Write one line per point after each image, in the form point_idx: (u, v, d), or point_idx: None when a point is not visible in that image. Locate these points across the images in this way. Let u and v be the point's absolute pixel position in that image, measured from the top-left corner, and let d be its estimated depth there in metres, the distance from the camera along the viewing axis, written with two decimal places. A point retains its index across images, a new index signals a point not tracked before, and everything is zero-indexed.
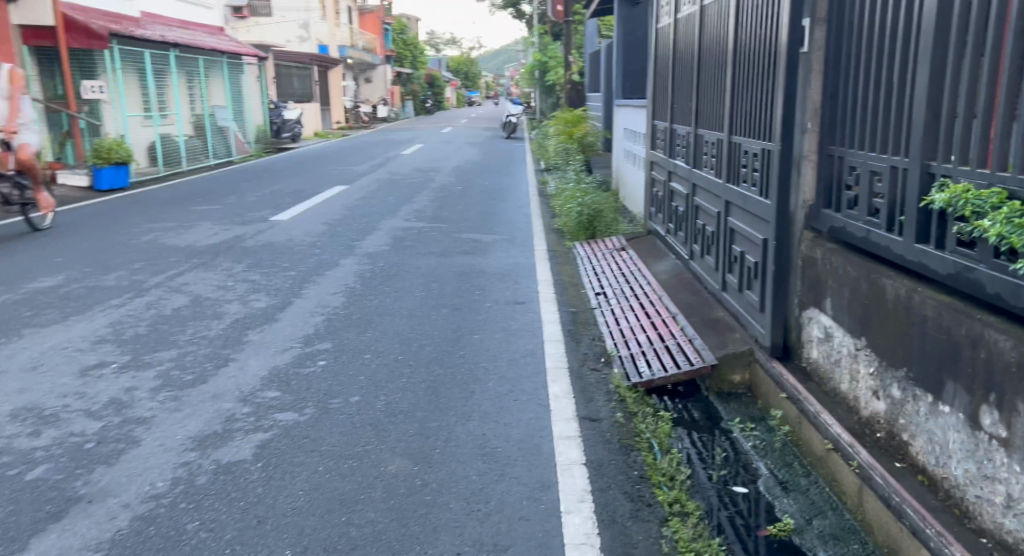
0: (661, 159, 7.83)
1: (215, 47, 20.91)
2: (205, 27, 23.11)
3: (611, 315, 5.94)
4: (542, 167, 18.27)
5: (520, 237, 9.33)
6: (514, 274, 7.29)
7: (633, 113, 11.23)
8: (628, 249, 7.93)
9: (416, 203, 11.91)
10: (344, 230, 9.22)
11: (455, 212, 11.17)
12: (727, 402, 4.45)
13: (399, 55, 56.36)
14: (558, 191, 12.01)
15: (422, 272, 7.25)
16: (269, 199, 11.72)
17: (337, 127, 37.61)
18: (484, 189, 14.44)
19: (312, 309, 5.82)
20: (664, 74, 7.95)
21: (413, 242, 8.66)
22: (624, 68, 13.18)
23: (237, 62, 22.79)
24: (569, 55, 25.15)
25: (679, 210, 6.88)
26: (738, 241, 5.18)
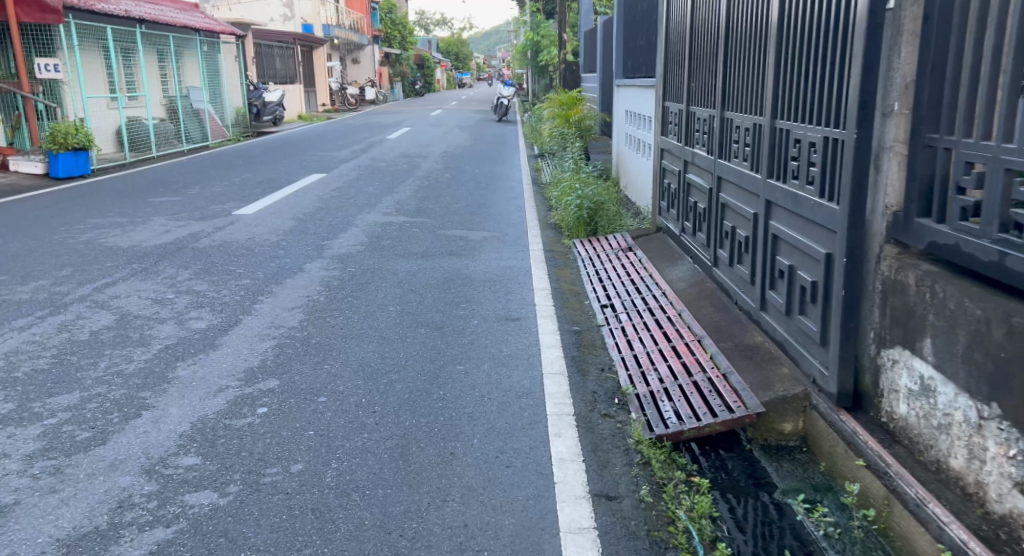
0: (674, 147, 6.87)
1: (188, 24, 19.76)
2: (177, 4, 21.91)
3: (620, 335, 4.97)
4: (535, 152, 17.30)
5: (513, 233, 8.35)
6: (506, 280, 6.32)
7: (636, 94, 10.23)
8: (636, 250, 6.97)
9: (398, 194, 10.88)
10: (314, 226, 8.22)
11: (440, 204, 10.16)
12: (777, 461, 3.49)
13: (388, 36, 55.09)
14: (553, 181, 11.01)
15: (400, 279, 6.25)
16: (236, 189, 10.68)
17: (323, 110, 36.49)
18: (474, 177, 13.43)
19: (263, 329, 4.83)
20: (677, 49, 6.98)
21: (392, 241, 7.67)
22: (626, 45, 12.15)
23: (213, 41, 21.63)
24: (563, 33, 24.18)
25: (699, 207, 5.93)
26: (784, 250, 4.23)
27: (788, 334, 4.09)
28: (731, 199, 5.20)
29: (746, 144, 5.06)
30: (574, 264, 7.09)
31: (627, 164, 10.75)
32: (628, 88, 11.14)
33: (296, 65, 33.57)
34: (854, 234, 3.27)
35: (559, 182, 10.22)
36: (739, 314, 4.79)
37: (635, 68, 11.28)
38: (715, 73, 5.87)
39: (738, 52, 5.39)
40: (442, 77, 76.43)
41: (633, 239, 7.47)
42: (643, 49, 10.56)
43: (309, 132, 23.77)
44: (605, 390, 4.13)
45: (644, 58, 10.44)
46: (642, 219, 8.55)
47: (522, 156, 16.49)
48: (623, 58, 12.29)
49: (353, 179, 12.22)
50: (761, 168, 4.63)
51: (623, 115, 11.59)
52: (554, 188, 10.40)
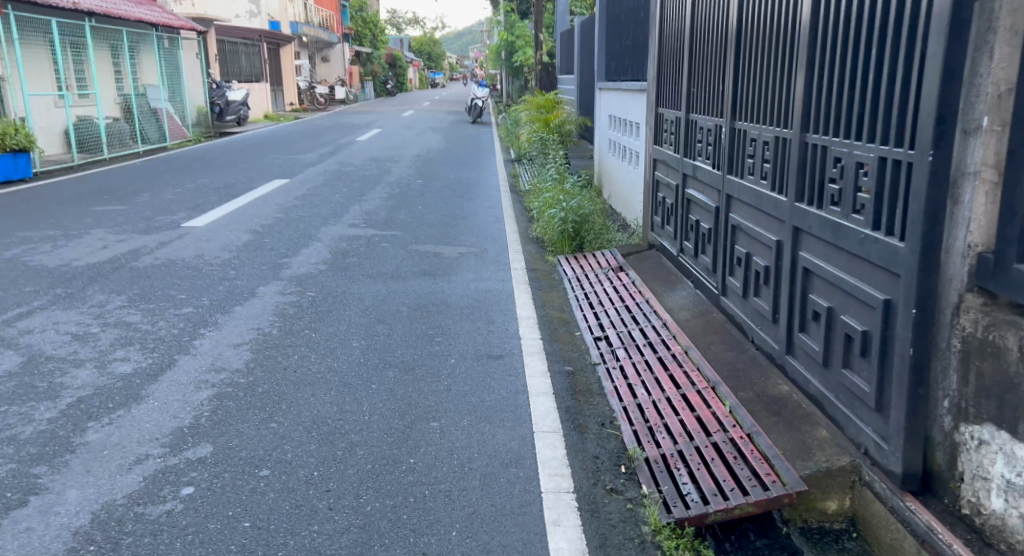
0: (671, 158, 6.26)
1: (143, 19, 18.81)
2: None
3: (620, 378, 4.32)
4: (512, 157, 16.66)
5: (492, 249, 7.68)
6: (486, 308, 5.64)
7: (622, 98, 9.63)
8: (630, 273, 6.34)
9: (366, 203, 10.14)
10: (272, 241, 7.48)
11: (412, 214, 9.46)
12: (823, 553, 2.85)
13: (359, 35, 54.18)
14: (534, 191, 10.35)
15: (365, 305, 5.54)
16: (190, 197, 9.89)
17: (291, 110, 35.57)
18: (449, 184, 12.73)
19: (200, 374, 4.10)
20: (673, 52, 6.38)
21: (358, 259, 6.96)
22: (609, 47, 11.55)
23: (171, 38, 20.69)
24: (539, 33, 23.59)
25: (703, 228, 5.32)
26: (819, 286, 3.63)
27: (826, 387, 3.48)
28: (745, 222, 4.59)
29: (764, 159, 4.46)
30: (561, 287, 6.44)
31: (613, 173, 10.13)
32: (612, 92, 10.54)
33: (262, 63, 32.61)
34: (925, 279, 2.65)
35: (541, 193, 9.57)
36: (758, 357, 4.18)
37: (619, 70, 10.68)
38: (721, 78, 5.28)
39: (750, 55, 4.80)
40: (414, 77, 75.54)
41: (625, 259, 6.85)
42: (628, 50, 9.97)
43: (275, 134, 22.89)
44: (609, 454, 3.47)
45: (629, 60, 9.85)
46: (631, 234, 7.94)
47: (499, 162, 15.82)
48: (606, 60, 11.69)
49: (318, 186, 11.47)
50: (790, 191, 4.03)
51: (607, 121, 10.98)
52: (535, 198, 9.75)
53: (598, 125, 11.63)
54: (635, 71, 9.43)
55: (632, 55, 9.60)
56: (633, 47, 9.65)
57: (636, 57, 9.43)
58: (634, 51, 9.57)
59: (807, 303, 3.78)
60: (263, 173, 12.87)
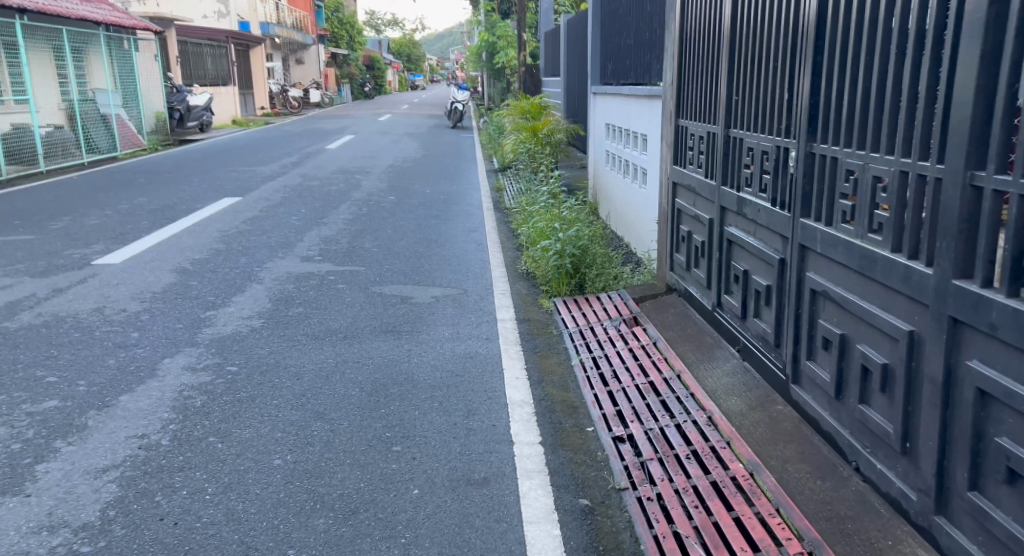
0: (699, 185, 4.93)
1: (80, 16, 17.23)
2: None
3: (663, 521, 2.95)
4: (495, 167, 15.31)
5: (474, 292, 6.31)
6: (467, 387, 4.26)
7: (625, 106, 8.29)
8: (650, 332, 5.00)
9: (326, 229, 8.74)
10: (200, 285, 6.06)
11: (379, 243, 8.07)
12: None
13: (334, 36, 52.82)
14: (524, 213, 8.98)
15: (302, 388, 4.15)
16: (117, 222, 8.44)
17: (262, 114, 34.01)
18: (424, 200, 11.35)
19: (23, 536, 2.68)
20: (703, 50, 4.97)
21: (305, 310, 5.56)
22: (606, 48, 10.23)
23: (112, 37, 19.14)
24: (523, 32, 22.23)
25: (759, 284, 3.98)
26: (1011, 427, 2.30)
27: None
28: (839, 290, 3.26)
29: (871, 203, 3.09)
30: (561, 347, 5.06)
31: (615, 193, 8.79)
32: (612, 98, 9.20)
33: (230, 65, 31.12)
34: None
35: (530, 217, 8.22)
36: (875, 500, 2.86)
37: (619, 74, 9.36)
38: (782, 83, 3.87)
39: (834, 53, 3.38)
40: (393, 79, 74.06)
41: (640, 309, 5.51)
42: (629, 50, 8.66)
43: (240, 141, 21.39)
44: None
45: (631, 63, 8.55)
46: (642, 270, 6.59)
47: (482, 174, 14.46)
48: (603, 63, 10.36)
49: (273, 207, 10.05)
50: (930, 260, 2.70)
51: (605, 133, 9.65)
52: (524, 222, 8.38)
53: (594, 137, 10.29)
54: (639, 74, 8.11)
55: (636, 56, 8.27)
56: (635, 46, 8.33)
57: (640, 58, 8.11)
58: (637, 51, 8.25)
59: (980, 442, 2.45)
60: (215, 189, 11.44)
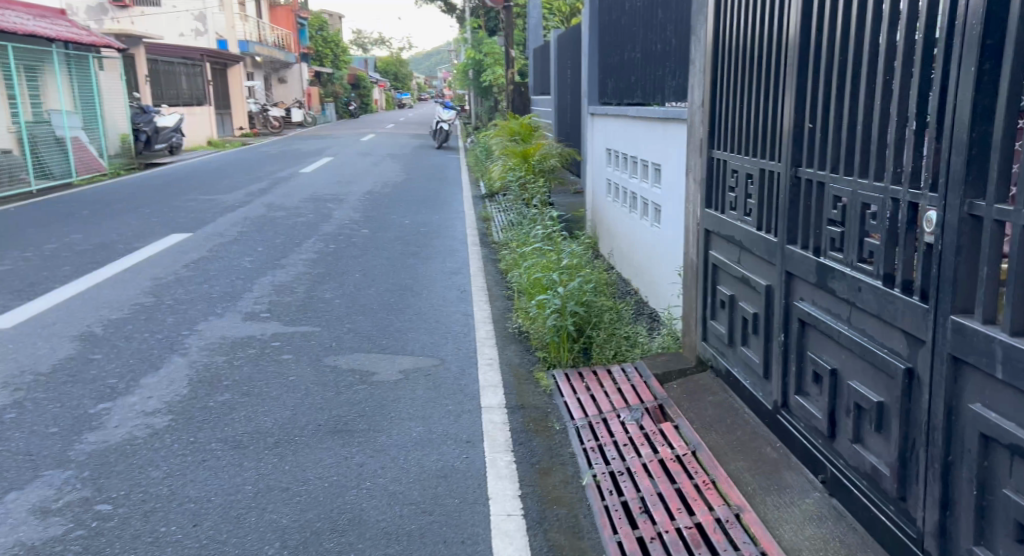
0: (748, 238, 3.63)
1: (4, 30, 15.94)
2: (17, 12, 18.16)
3: None
4: (482, 193, 14.11)
5: (453, 363, 5.04)
6: (438, 537, 3.00)
7: (631, 130, 7.05)
8: (687, 431, 3.73)
9: (282, 274, 7.52)
10: (102, 362, 4.81)
11: (342, 294, 6.84)
12: None
13: (319, 54, 51.91)
14: (515, 254, 7.74)
15: (196, 545, 2.88)
16: (33, 269, 7.18)
17: (240, 136, 32.84)
18: (400, 234, 10.14)
19: None
20: (750, 58, 3.65)
21: (231, 400, 4.31)
22: (603, 64, 9.01)
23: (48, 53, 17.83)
24: (510, 48, 21.16)
25: (864, 397, 2.64)
26: None
27: None
28: None
29: None
30: (565, 453, 3.78)
31: (621, 231, 7.53)
32: (614, 121, 7.97)
33: (206, 84, 30.14)
34: None
35: (522, 261, 6.97)
36: None
37: (622, 93, 8.13)
38: (895, 97, 2.52)
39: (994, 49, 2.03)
40: (380, 98, 73.12)
41: (667, 395, 4.20)
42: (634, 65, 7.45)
43: (211, 165, 20.16)
44: None
45: (635, 80, 7.32)
46: (661, 333, 5.32)
47: (468, 202, 13.23)
48: (600, 82, 9.13)
49: (226, 246, 8.83)
50: None
51: (607, 161, 8.41)
52: (514, 267, 7.14)
53: (594, 165, 9.05)
54: (646, 92, 6.88)
55: (640, 71, 7.04)
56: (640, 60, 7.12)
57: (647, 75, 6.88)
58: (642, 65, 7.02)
59: None
60: (165, 224, 10.26)
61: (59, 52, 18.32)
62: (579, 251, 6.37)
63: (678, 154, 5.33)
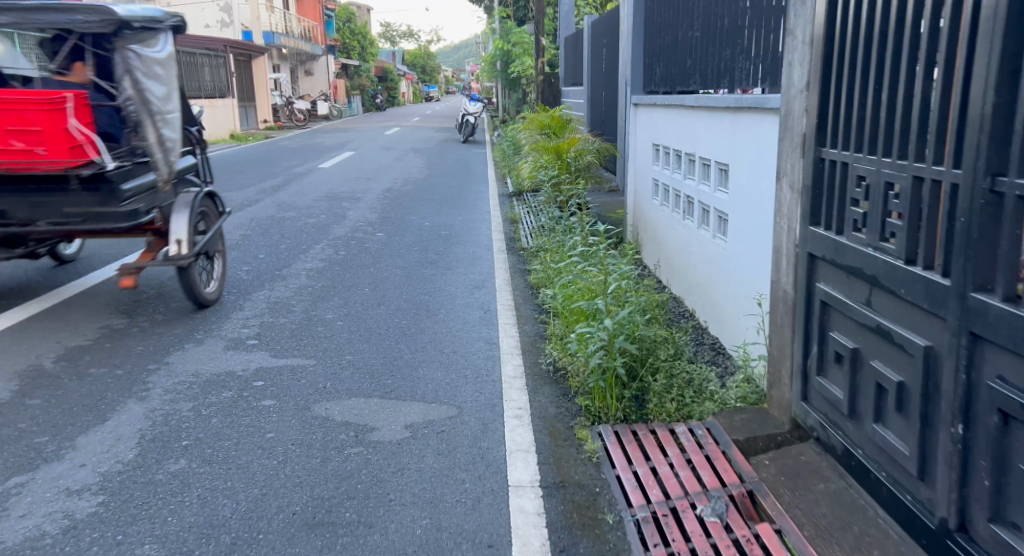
0: (887, 274, 2.58)
1: None
2: None
3: None
4: (511, 192, 13.07)
5: (472, 413, 4.02)
6: None
7: (687, 121, 5.97)
8: (795, 539, 2.68)
9: (281, 288, 6.56)
10: (36, 411, 3.88)
11: (346, 314, 5.87)
12: None
13: (345, 45, 51.14)
14: (550, 266, 6.68)
15: None
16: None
17: (263, 129, 32.12)
18: (420, 238, 9.15)
19: None
20: (892, 17, 2.60)
21: (183, 468, 3.35)
22: (651, 46, 7.91)
23: None
24: (541, 37, 20.07)
25: None
26: None
27: None
28: None
29: None
30: None
31: (673, 241, 6.44)
32: (663, 111, 6.88)
33: (228, 76, 29.47)
34: None
35: (559, 277, 5.91)
36: None
37: (676, 79, 7.04)
38: None
39: None
40: (408, 91, 72.27)
41: (758, 478, 3.13)
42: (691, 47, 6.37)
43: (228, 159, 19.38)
44: None
45: (693, 63, 6.24)
46: (734, 378, 4.24)
47: (495, 201, 12.18)
48: (647, 67, 8.04)
49: (224, 252, 7.91)
50: None
51: (655, 157, 7.31)
52: (549, 283, 6.07)
53: (639, 162, 7.96)
54: (707, 77, 5.78)
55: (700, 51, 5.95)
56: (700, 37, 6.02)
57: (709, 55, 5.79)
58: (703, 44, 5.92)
59: None
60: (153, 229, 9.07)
61: None
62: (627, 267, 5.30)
63: (759, 153, 4.25)
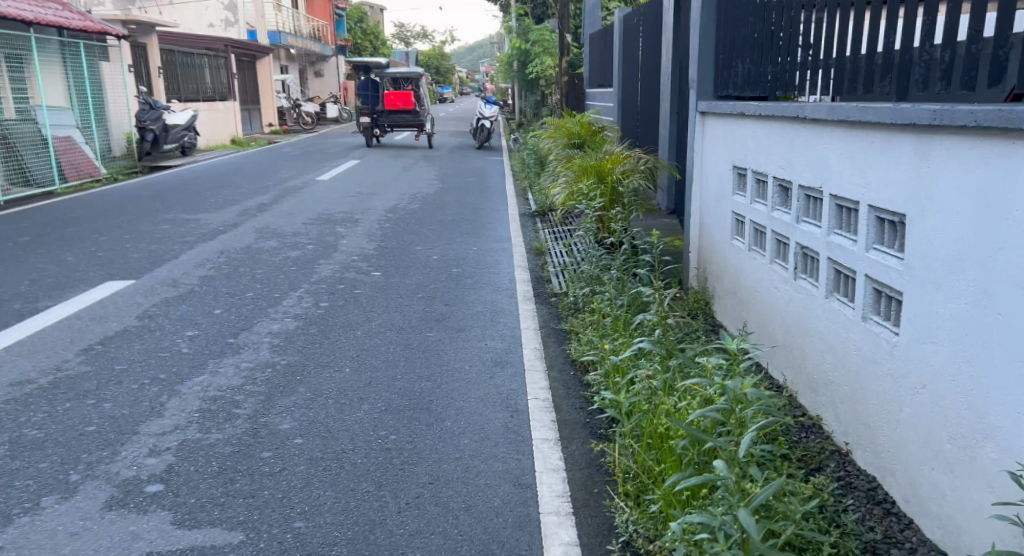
0: None
1: None
2: None
3: None
4: (534, 213, 11.26)
5: None
6: None
7: (811, 141, 4.18)
8: None
9: (228, 372, 4.77)
10: None
11: (310, 422, 4.08)
12: None
13: (356, 46, 49.46)
14: (608, 338, 4.93)
15: None
16: None
17: (268, 134, 30.54)
18: (425, 281, 7.35)
19: None
20: None
21: None
22: (730, 36, 6.09)
23: (25, 38, 15.37)
24: (564, 35, 18.19)
25: None
26: None
27: None
28: None
29: None
30: None
31: (778, 313, 4.67)
32: (755, 124, 5.12)
33: (229, 78, 27.90)
34: None
35: (629, 366, 4.16)
36: None
37: (774, 79, 5.23)
38: None
39: None
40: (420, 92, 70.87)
41: None
42: (813, 33, 4.56)
43: (220, 170, 17.72)
44: None
45: (821, 56, 4.43)
46: None
47: (516, 226, 10.40)
48: (723, 64, 6.24)
49: (171, 305, 6.13)
50: None
51: (738, 186, 5.56)
52: (609, 380, 4.29)
53: (711, 188, 6.22)
54: (857, 74, 3.95)
55: (843, 38, 4.13)
56: (838, 17, 4.21)
57: (858, 43, 3.99)
58: (849, 29, 4.10)
59: None
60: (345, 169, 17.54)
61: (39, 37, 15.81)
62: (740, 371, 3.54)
63: None
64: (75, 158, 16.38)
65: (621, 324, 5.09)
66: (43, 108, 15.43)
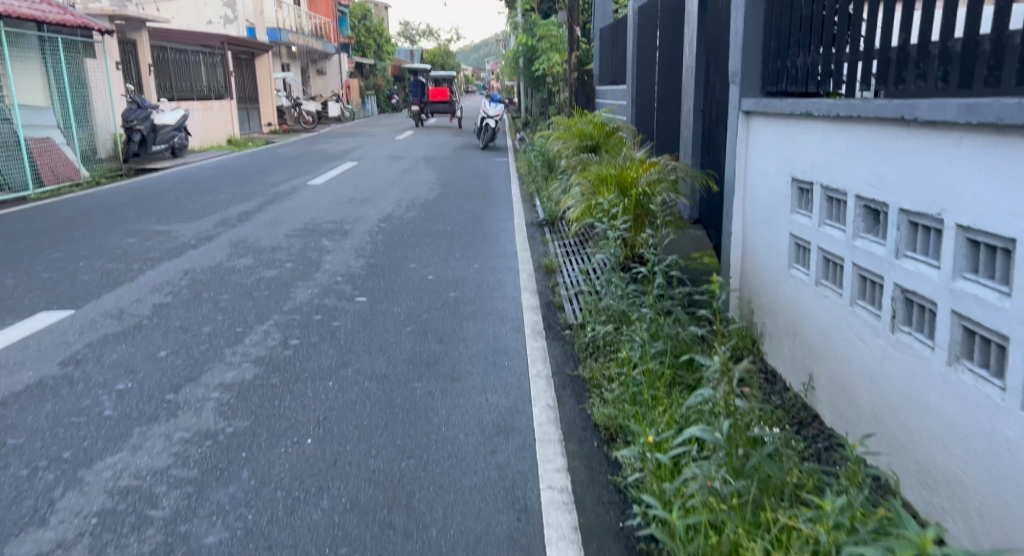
0: None
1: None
2: None
3: None
4: (542, 222, 10.19)
5: None
6: None
7: (920, 153, 3.10)
8: None
9: (154, 445, 3.73)
10: None
11: (248, 530, 3.04)
12: None
13: (360, 44, 48.43)
14: (649, 403, 3.86)
15: None
16: None
17: (266, 133, 29.57)
18: (416, 310, 6.29)
19: None
20: None
21: None
22: (783, 19, 4.98)
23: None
24: (574, 28, 17.09)
25: None
26: None
27: None
28: None
29: None
30: None
31: (867, 379, 3.57)
32: (822, 126, 4.03)
33: (226, 75, 26.85)
34: None
35: (684, 461, 3.09)
36: None
37: (846, 73, 4.13)
38: None
39: None
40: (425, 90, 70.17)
41: None
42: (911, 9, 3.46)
43: (208, 173, 16.71)
44: None
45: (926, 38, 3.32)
46: None
47: (522, 238, 9.34)
48: (774, 57, 5.12)
49: (107, 346, 5.09)
50: None
51: (798, 204, 4.48)
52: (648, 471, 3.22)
53: (759, 203, 5.15)
54: (989, 64, 2.86)
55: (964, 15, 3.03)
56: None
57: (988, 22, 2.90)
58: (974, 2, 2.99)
59: None
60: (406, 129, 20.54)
61: (13, 32, 14.79)
62: (856, 502, 2.51)
63: None
64: (52, 160, 15.37)
65: (664, 381, 4.03)
66: (15, 108, 14.42)
